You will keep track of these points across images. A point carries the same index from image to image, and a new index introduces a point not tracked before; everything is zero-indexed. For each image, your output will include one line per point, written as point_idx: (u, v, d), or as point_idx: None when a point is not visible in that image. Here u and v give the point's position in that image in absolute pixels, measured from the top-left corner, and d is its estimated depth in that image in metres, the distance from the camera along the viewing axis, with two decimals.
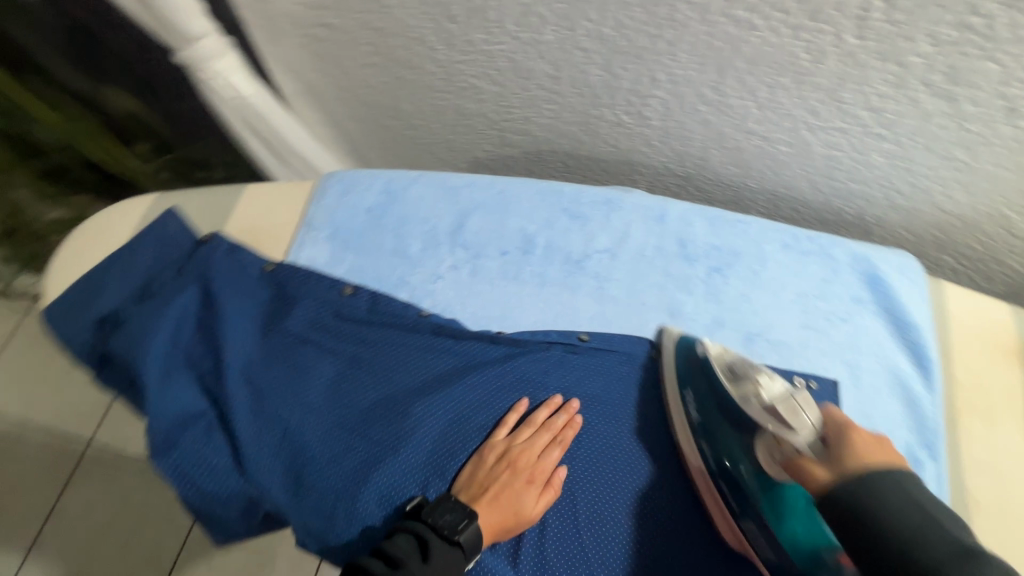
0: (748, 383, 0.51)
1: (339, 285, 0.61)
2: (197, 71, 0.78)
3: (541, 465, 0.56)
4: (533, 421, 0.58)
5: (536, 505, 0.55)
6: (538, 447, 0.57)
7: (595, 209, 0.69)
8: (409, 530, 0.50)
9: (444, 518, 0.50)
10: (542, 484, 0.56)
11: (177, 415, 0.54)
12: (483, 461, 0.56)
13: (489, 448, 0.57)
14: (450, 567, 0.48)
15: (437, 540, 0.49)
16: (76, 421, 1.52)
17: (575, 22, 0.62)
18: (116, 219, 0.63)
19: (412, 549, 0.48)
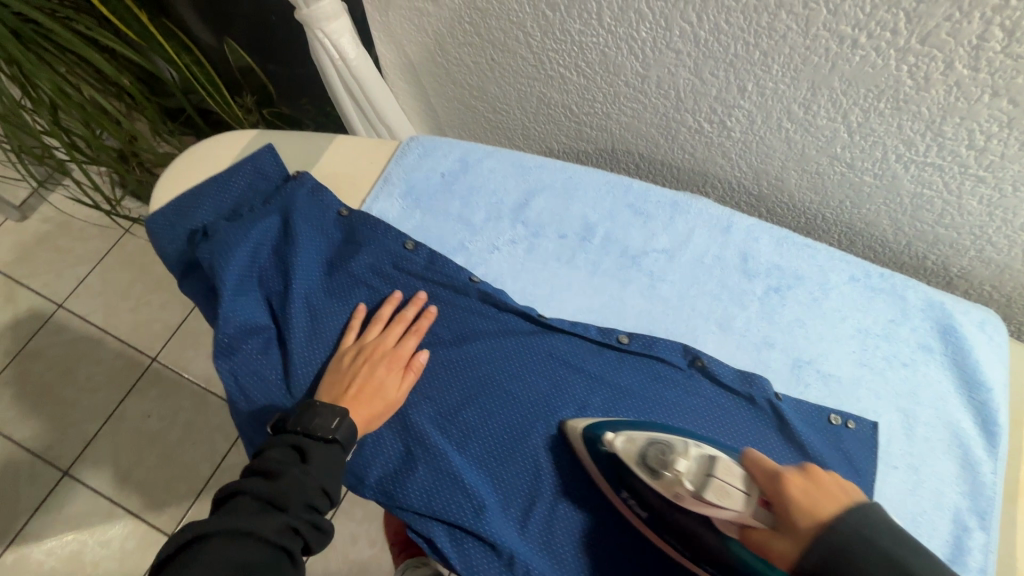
0: (668, 475, 0.50)
1: (403, 239, 0.65)
2: (313, 30, 0.85)
3: (394, 356, 0.59)
4: (379, 317, 0.61)
5: (399, 386, 0.58)
6: (391, 339, 0.60)
7: (660, 210, 0.69)
8: (282, 441, 0.52)
9: (314, 421, 0.53)
10: (400, 369, 0.59)
11: (243, 325, 0.59)
12: (339, 362, 0.59)
13: (341, 354, 0.59)
14: (329, 461, 0.51)
15: (312, 442, 0.52)
16: (148, 338, 1.67)
17: (672, 21, 0.62)
18: (221, 146, 0.69)
19: (289, 457, 0.50)
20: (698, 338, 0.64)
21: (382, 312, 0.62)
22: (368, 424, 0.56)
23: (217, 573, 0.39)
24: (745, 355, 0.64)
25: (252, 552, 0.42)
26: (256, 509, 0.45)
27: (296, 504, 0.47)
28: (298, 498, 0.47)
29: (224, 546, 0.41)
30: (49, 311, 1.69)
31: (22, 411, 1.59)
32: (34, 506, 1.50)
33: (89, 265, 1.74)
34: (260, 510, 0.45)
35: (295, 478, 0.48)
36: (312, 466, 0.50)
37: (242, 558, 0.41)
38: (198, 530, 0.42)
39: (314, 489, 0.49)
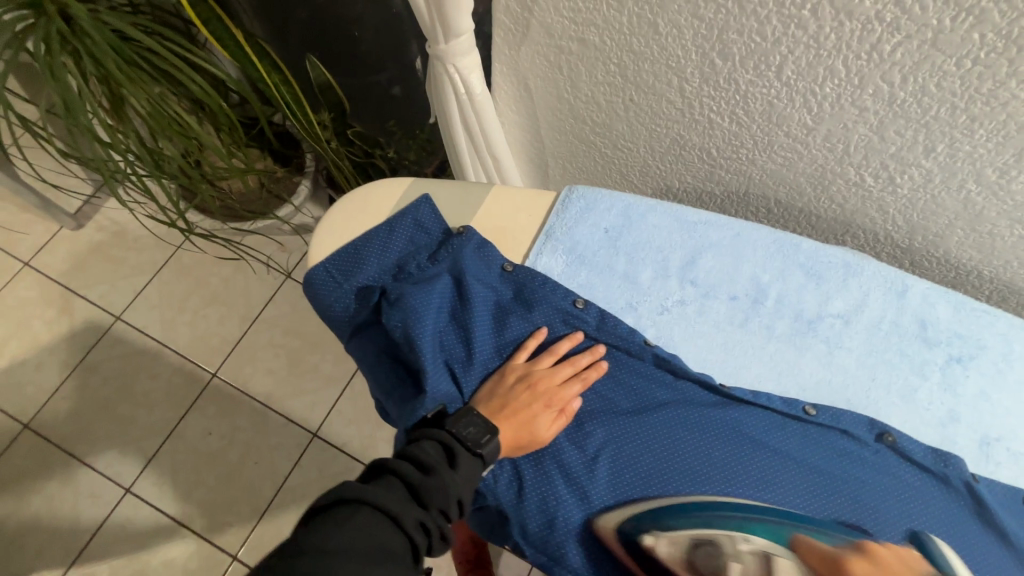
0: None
1: (573, 297, 0.63)
2: (443, 64, 0.82)
3: (560, 393, 0.58)
4: (556, 351, 0.60)
5: (550, 428, 0.57)
6: (560, 376, 0.58)
7: (833, 271, 0.66)
8: (435, 438, 0.54)
9: (468, 431, 0.54)
10: (557, 409, 0.57)
11: (438, 397, 0.57)
12: (503, 380, 0.58)
13: (509, 370, 0.59)
14: (472, 474, 0.53)
15: (463, 452, 0.53)
16: (206, 352, 1.65)
17: (869, 80, 0.59)
18: (375, 196, 0.67)
19: (439, 456, 0.52)
20: (880, 410, 0.62)
21: (560, 348, 0.60)
22: (511, 449, 0.56)
23: (361, 548, 0.43)
24: (930, 430, 0.61)
25: (390, 537, 0.46)
26: (402, 496, 0.49)
27: (436, 506, 0.49)
28: (438, 502, 0.50)
29: (372, 522, 0.45)
30: (106, 323, 1.66)
31: (82, 425, 1.57)
32: (97, 523, 1.49)
33: (145, 277, 1.71)
34: (406, 497, 0.49)
35: (442, 481, 0.50)
36: (459, 477, 0.52)
37: (383, 542, 0.45)
38: (352, 495, 0.47)
39: (453, 498, 0.51)
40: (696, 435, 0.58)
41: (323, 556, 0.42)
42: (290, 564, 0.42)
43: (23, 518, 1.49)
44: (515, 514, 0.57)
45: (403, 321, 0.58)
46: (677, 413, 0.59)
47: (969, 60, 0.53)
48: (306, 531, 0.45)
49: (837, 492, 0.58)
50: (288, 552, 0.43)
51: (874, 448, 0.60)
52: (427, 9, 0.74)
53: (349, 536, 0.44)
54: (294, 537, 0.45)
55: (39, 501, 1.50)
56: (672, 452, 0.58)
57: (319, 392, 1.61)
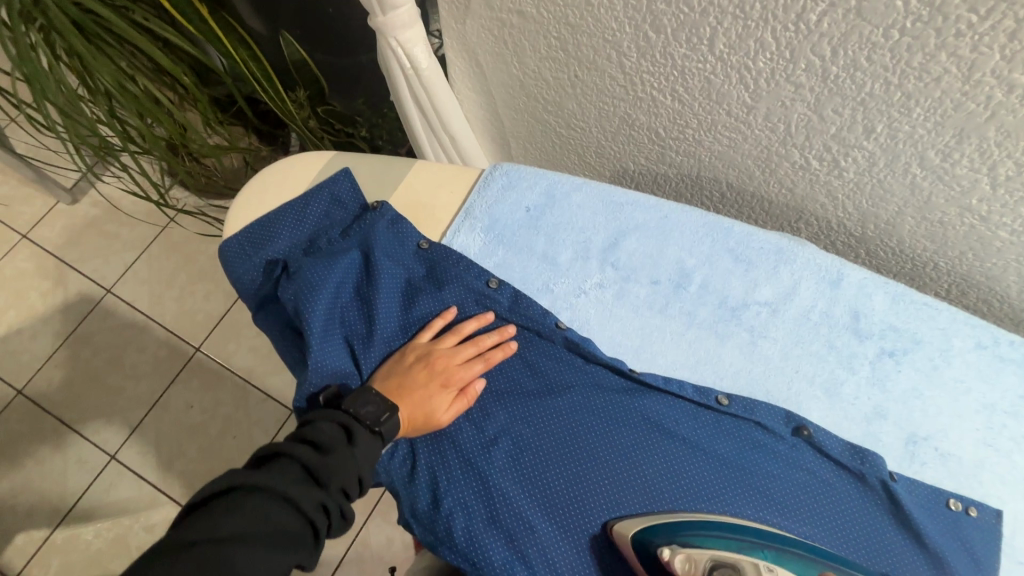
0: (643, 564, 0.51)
1: (486, 277, 0.61)
2: (386, 37, 0.80)
3: (461, 373, 0.57)
4: (461, 331, 0.59)
5: (448, 410, 0.56)
6: (460, 357, 0.57)
7: (763, 257, 0.63)
8: (333, 417, 0.53)
9: (366, 410, 0.53)
10: (456, 390, 0.56)
11: (332, 372, 0.57)
12: (402, 359, 0.57)
13: (410, 349, 0.58)
14: (372, 452, 0.52)
15: (361, 430, 0.52)
16: (192, 328, 1.68)
17: (799, 54, 0.56)
18: (296, 168, 0.66)
19: (337, 436, 0.51)
20: (801, 403, 0.59)
21: (465, 327, 0.59)
22: (404, 429, 0.55)
23: (259, 534, 0.42)
24: (853, 426, 0.58)
25: (288, 519, 0.45)
26: (300, 478, 0.47)
27: (335, 485, 0.49)
28: (337, 481, 0.49)
29: (267, 507, 0.44)
30: (98, 296, 1.71)
31: (73, 393, 1.63)
32: (84, 487, 1.54)
33: (137, 252, 1.75)
34: (304, 479, 0.48)
35: (340, 460, 0.50)
36: (357, 454, 0.51)
37: (281, 525, 0.44)
38: (245, 481, 0.45)
39: (353, 476, 0.50)
40: (603, 421, 0.57)
41: (216, 547, 0.40)
42: (178, 558, 0.39)
43: (16, 480, 1.56)
44: (406, 495, 0.56)
45: (298, 294, 0.57)
46: (583, 397, 0.58)
47: (896, 31, 0.49)
48: (192, 523, 0.42)
49: (745, 486, 0.56)
50: (175, 546, 0.40)
51: (791, 441, 0.57)
52: None
53: (244, 525, 0.42)
54: (177, 531, 0.42)
55: (31, 464, 1.57)
56: (575, 437, 0.56)
57: None
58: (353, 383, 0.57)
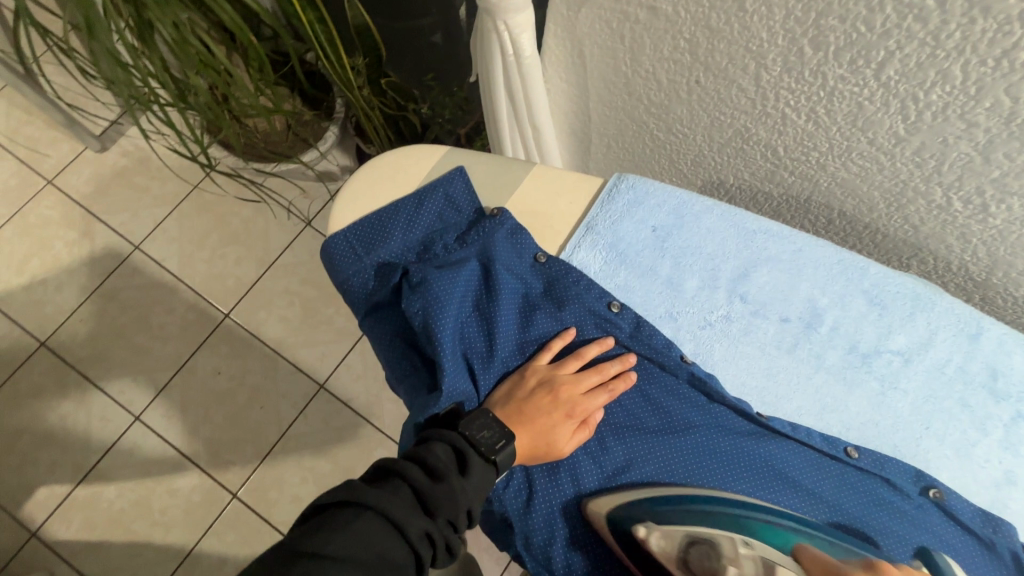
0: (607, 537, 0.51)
1: (608, 299, 0.58)
2: (494, 21, 0.74)
3: (584, 404, 0.53)
4: (583, 356, 0.55)
5: (570, 442, 0.52)
6: (584, 385, 0.54)
7: (900, 302, 0.59)
8: (445, 438, 0.49)
9: (482, 434, 0.50)
10: (577, 421, 0.53)
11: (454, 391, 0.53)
12: (523, 383, 0.54)
13: (530, 371, 0.55)
14: (484, 482, 0.48)
15: (476, 458, 0.48)
16: (221, 292, 1.58)
17: (987, 91, 0.51)
18: (410, 162, 0.62)
19: (450, 461, 0.48)
20: (929, 462, 0.56)
21: (588, 353, 0.56)
22: (523, 458, 0.52)
23: (362, 560, 0.39)
24: (982, 490, 0.56)
25: (391, 548, 0.41)
26: (408, 502, 0.44)
27: (443, 516, 0.45)
28: (447, 512, 0.45)
29: (373, 530, 0.41)
30: (126, 251, 1.61)
31: (99, 348, 1.54)
32: (105, 447, 1.47)
33: (166, 208, 1.65)
34: (412, 505, 0.44)
35: (452, 489, 0.45)
36: (469, 485, 0.47)
37: (383, 553, 0.40)
38: (358, 497, 0.42)
39: (462, 508, 0.46)
40: (725, 466, 0.54)
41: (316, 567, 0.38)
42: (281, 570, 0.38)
43: (32, 434, 1.48)
44: (520, 526, 0.53)
45: (422, 309, 0.53)
46: (707, 441, 0.55)
47: None
48: (303, 531, 0.41)
49: (870, 544, 0.54)
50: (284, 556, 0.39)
51: (918, 501, 0.55)
52: None
53: (349, 547, 0.39)
54: (292, 535, 0.41)
55: (53, 418, 1.49)
56: (696, 481, 0.54)
57: (329, 345, 1.54)
58: (470, 404, 0.54)
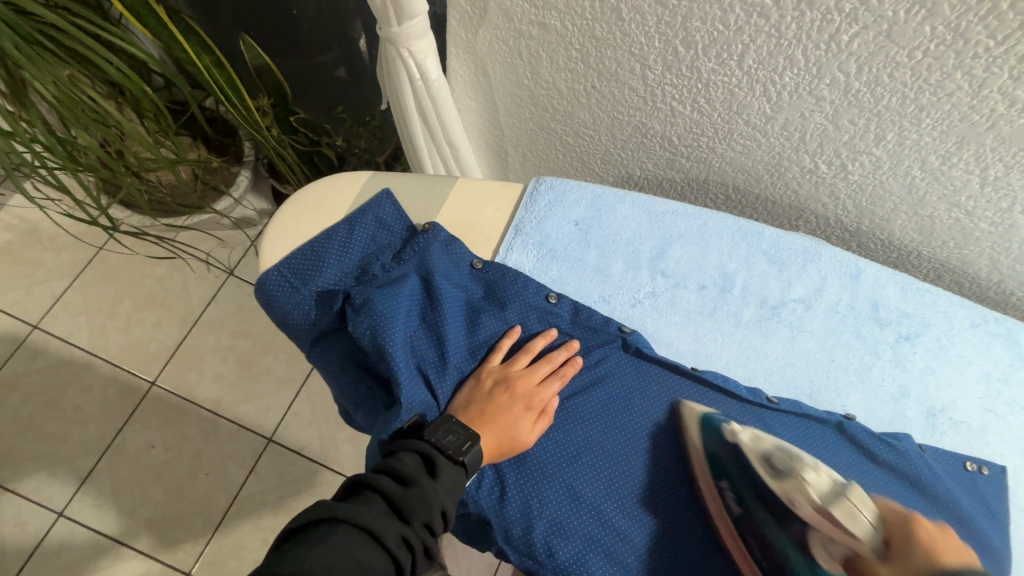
0: (794, 480, 0.55)
1: (545, 292, 0.62)
2: (397, 48, 0.78)
3: (541, 393, 0.57)
4: (532, 348, 0.59)
5: (532, 431, 0.56)
6: (538, 376, 0.58)
7: (795, 257, 0.67)
8: (413, 447, 0.50)
9: (448, 439, 0.51)
10: (537, 410, 0.56)
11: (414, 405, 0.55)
12: (480, 385, 0.57)
13: (485, 373, 0.58)
14: (457, 483, 0.49)
15: (445, 461, 0.50)
16: (143, 361, 1.47)
17: (826, 70, 0.61)
18: (335, 189, 0.63)
19: (420, 467, 0.49)
20: (839, 391, 0.65)
21: (536, 345, 0.59)
22: (492, 456, 0.54)
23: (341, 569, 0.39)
24: (883, 406, 0.65)
25: (370, 556, 0.41)
26: (382, 510, 0.44)
27: (419, 519, 0.45)
28: (421, 513, 0.46)
29: (348, 542, 0.41)
30: (24, 333, 1.46)
31: (4, 446, 1.38)
32: (25, 555, 1.31)
33: (66, 278, 1.52)
34: (386, 513, 0.44)
35: (423, 493, 0.46)
36: (441, 486, 0.48)
37: (362, 562, 0.40)
38: (330, 513, 0.42)
39: (436, 509, 0.47)
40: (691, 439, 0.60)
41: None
42: None
43: None
44: (497, 521, 0.55)
45: (370, 328, 0.54)
46: (671, 421, 0.61)
47: (920, 52, 0.55)
48: (278, 554, 0.41)
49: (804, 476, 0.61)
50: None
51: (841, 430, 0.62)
52: None
53: (326, 559, 0.39)
54: (268, 561, 0.41)
55: None
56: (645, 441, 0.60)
57: (272, 395, 1.47)
58: (432, 414, 0.55)
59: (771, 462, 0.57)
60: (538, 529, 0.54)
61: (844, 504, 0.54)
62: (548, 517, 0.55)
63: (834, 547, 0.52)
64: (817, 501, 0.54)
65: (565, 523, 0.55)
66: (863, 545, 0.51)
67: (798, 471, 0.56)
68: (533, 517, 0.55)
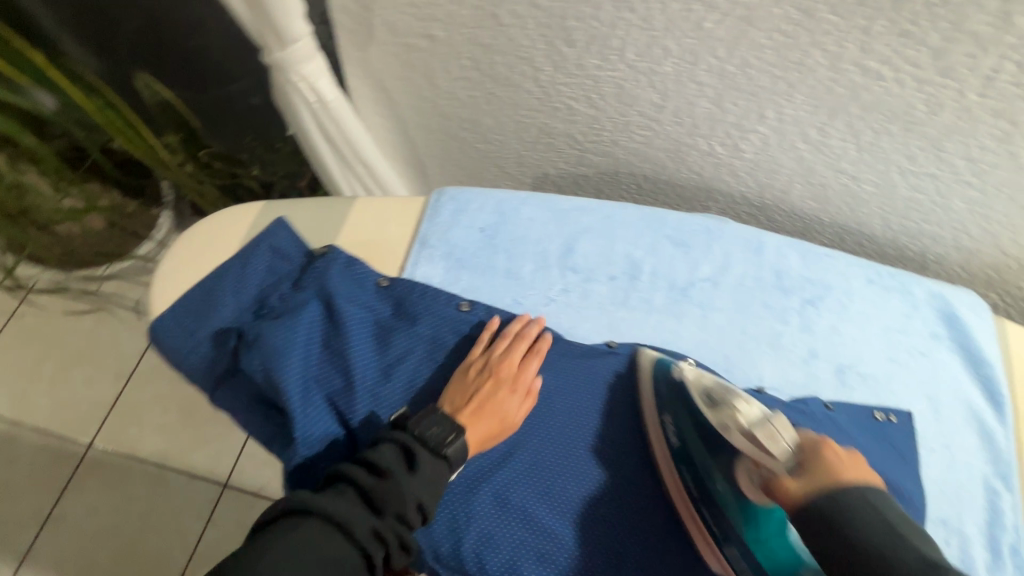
0: (726, 409, 0.53)
1: (456, 301, 0.61)
2: (288, 73, 0.76)
3: (523, 375, 0.58)
4: (510, 332, 0.60)
5: (519, 411, 0.57)
6: (518, 357, 0.59)
7: (697, 238, 0.70)
8: (393, 439, 0.50)
9: (432, 431, 0.51)
10: (522, 392, 0.58)
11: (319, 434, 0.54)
12: (464, 374, 0.57)
13: (468, 365, 0.58)
14: (438, 475, 0.50)
15: (425, 452, 0.50)
16: (77, 422, 1.39)
17: (700, 57, 0.63)
18: (228, 224, 0.62)
19: (398, 460, 0.49)
20: (753, 361, 0.67)
21: (512, 328, 0.60)
22: (482, 442, 0.55)
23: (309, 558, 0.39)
24: (796, 370, 0.68)
25: (340, 548, 0.41)
26: (355, 502, 0.45)
27: (393, 512, 0.45)
28: (395, 506, 0.46)
29: (317, 531, 0.41)
30: None
31: None
32: None
33: None
34: (359, 505, 0.45)
35: (399, 485, 0.47)
36: (420, 479, 0.48)
37: (331, 553, 0.40)
38: (302, 503, 0.43)
39: (412, 502, 0.47)
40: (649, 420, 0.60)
41: (244, 574, 0.37)
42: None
43: None
44: (428, 542, 0.56)
45: (262, 364, 0.53)
46: (589, 409, 0.61)
47: (776, 33, 0.57)
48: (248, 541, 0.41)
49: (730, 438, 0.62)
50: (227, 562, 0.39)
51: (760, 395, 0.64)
52: (259, 15, 0.68)
53: (292, 546, 0.39)
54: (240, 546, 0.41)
55: None
56: (567, 437, 0.59)
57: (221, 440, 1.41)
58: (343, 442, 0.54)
59: (710, 397, 0.55)
60: (466, 543, 0.55)
61: (766, 428, 0.49)
62: (474, 530, 0.55)
63: (757, 475, 0.49)
64: (742, 426, 0.50)
65: (492, 534, 0.55)
66: (778, 465, 0.47)
67: (729, 402, 0.53)
68: (460, 533, 0.55)
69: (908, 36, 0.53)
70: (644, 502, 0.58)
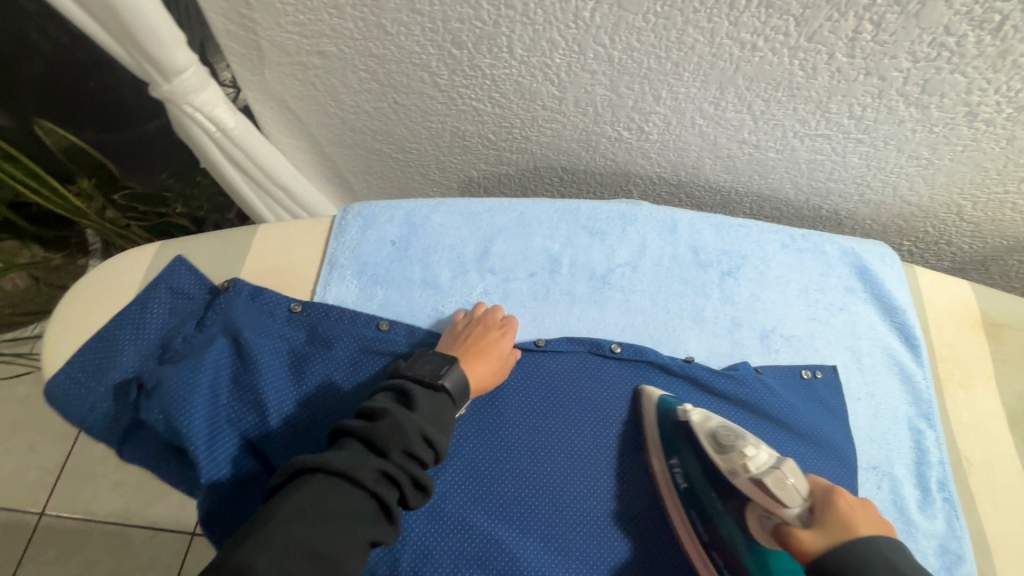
0: (734, 455, 0.54)
1: (374, 321, 0.61)
2: (180, 105, 0.74)
3: (507, 319, 0.64)
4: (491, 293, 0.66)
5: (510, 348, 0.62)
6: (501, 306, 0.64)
7: (611, 224, 0.70)
8: (387, 387, 0.54)
9: (425, 369, 0.55)
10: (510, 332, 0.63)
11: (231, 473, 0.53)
12: (456, 328, 0.62)
13: (455, 322, 0.62)
14: (437, 408, 0.53)
15: (420, 390, 0.53)
16: (25, 492, 1.32)
17: (586, 46, 0.63)
18: (125, 269, 0.60)
19: (395, 403, 0.52)
20: (680, 337, 0.68)
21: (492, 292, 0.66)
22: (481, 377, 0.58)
23: (316, 512, 0.43)
24: (722, 341, 0.69)
25: (345, 495, 0.45)
26: (357, 451, 0.48)
27: (395, 450, 0.48)
28: (397, 444, 0.48)
29: (322, 485, 0.45)
30: None
31: None
32: None
33: None
34: (362, 451, 0.48)
35: (397, 424, 0.49)
36: (418, 414, 0.51)
37: (337, 503, 0.44)
38: (304, 463, 0.46)
39: (414, 437, 0.49)
40: (583, 411, 0.64)
41: (261, 532, 0.42)
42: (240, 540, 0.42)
43: None
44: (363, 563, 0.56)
45: (163, 414, 0.52)
46: (519, 411, 0.62)
47: (652, 15, 0.58)
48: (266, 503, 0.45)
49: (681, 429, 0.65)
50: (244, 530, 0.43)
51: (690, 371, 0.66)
52: (136, 50, 0.66)
53: (302, 505, 0.43)
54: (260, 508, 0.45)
55: None
56: (501, 441, 0.61)
57: None
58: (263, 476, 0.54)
59: (717, 439, 0.56)
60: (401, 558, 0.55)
61: (773, 475, 0.50)
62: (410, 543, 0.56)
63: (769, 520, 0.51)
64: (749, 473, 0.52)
65: (429, 546, 0.56)
66: (791, 515, 0.48)
67: (739, 448, 0.54)
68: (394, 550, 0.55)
69: (772, 7, 0.54)
70: (579, 493, 0.61)
